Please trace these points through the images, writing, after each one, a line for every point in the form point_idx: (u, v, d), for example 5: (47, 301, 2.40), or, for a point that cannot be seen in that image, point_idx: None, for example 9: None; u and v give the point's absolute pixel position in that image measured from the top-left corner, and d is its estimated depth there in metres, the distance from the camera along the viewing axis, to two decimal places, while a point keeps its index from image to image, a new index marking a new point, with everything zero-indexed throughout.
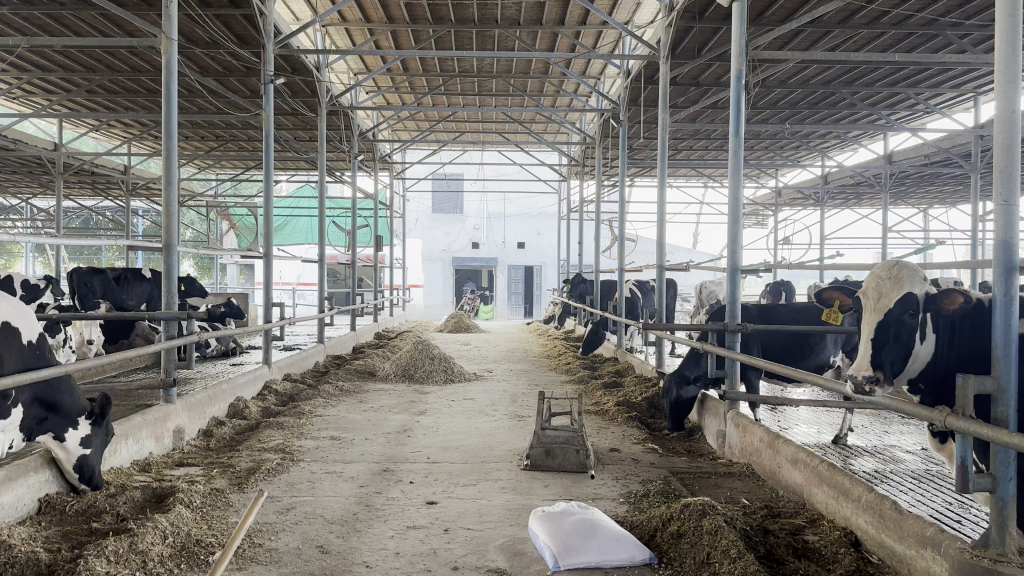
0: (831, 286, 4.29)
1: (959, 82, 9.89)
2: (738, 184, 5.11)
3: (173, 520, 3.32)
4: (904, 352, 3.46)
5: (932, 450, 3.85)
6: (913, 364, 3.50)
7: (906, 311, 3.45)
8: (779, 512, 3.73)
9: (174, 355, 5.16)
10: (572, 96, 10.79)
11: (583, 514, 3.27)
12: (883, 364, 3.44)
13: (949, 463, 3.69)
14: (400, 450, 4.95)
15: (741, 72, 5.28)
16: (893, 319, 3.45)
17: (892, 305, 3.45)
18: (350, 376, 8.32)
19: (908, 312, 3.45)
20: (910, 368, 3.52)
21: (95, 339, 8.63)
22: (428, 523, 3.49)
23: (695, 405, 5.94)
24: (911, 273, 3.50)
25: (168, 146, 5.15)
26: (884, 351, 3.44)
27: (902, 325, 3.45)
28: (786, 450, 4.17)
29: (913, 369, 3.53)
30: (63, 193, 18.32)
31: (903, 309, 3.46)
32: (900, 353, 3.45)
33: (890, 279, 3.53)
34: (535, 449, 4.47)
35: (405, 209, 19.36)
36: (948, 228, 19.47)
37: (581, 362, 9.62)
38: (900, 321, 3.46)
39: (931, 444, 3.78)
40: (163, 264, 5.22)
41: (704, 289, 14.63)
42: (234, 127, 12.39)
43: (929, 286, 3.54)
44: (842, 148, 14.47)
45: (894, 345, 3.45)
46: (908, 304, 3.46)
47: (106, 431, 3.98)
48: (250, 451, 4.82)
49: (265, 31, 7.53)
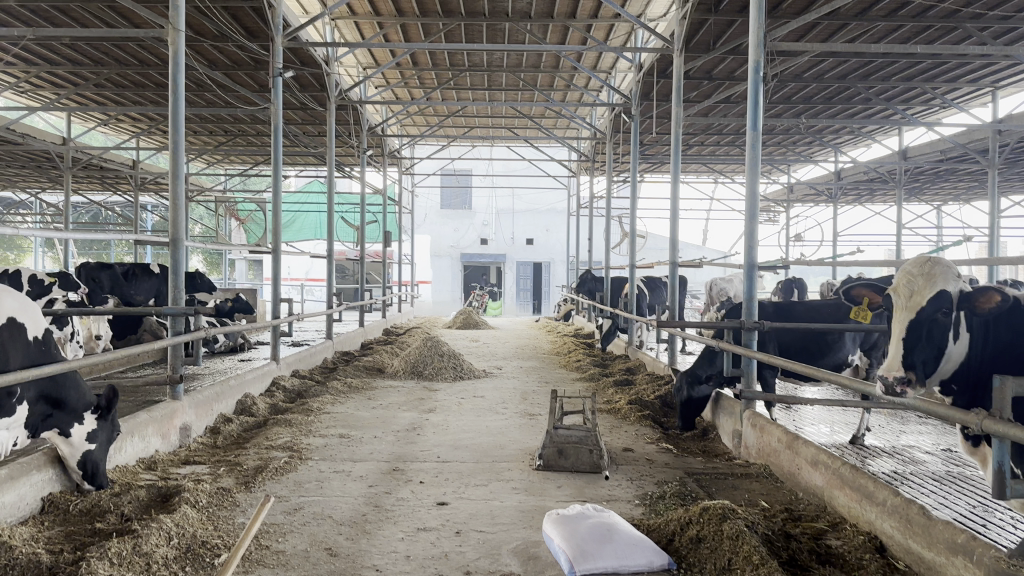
0: (858, 283, 4.13)
1: (978, 77, 9.71)
2: (755, 180, 4.99)
3: (179, 520, 3.25)
4: (936, 352, 3.35)
5: (960, 452, 3.74)
6: (945, 365, 3.40)
7: (940, 309, 3.32)
8: (800, 515, 3.61)
9: (182, 350, 5.09)
10: (583, 90, 10.66)
11: (598, 517, 3.15)
12: (914, 365, 3.30)
13: (980, 467, 3.58)
14: (410, 448, 4.86)
15: (760, 64, 5.15)
16: (926, 318, 3.32)
17: (926, 303, 3.31)
18: (358, 372, 8.26)
19: (942, 310, 3.32)
20: (943, 369, 3.42)
21: (103, 334, 8.59)
22: (439, 525, 3.40)
23: (709, 404, 5.81)
24: (945, 270, 3.36)
25: (175, 139, 5.06)
26: (916, 351, 3.31)
27: (934, 325, 3.33)
28: (806, 451, 4.06)
29: (946, 369, 3.43)
30: (72, 188, 18.34)
31: (937, 308, 3.33)
32: (932, 354, 3.34)
33: (922, 275, 3.38)
34: (548, 448, 4.37)
35: (413, 205, 19.29)
36: (963, 225, 19.24)
37: (591, 360, 9.50)
38: (933, 320, 3.33)
39: (961, 448, 3.68)
40: (170, 259, 5.13)
41: (715, 286, 14.50)
42: (242, 122, 12.34)
43: (963, 283, 3.41)
44: (856, 144, 14.31)
45: (926, 345, 3.33)
46: (944, 301, 3.33)
47: (112, 427, 3.90)
48: (258, 449, 4.75)
49: (274, 24, 7.47)
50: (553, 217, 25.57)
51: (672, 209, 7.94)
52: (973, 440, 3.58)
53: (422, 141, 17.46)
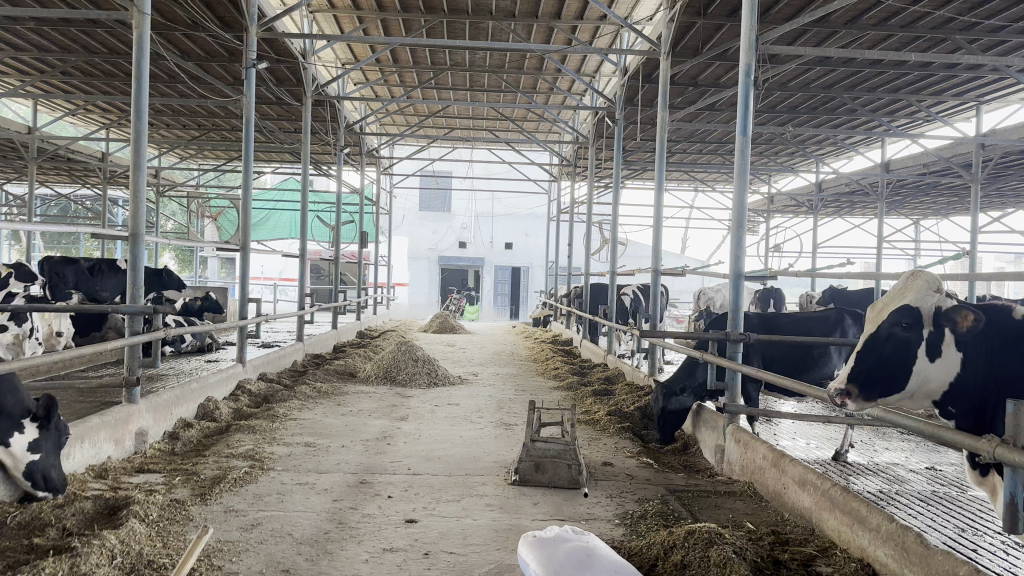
0: None
1: (962, 90, 9.78)
2: (744, 190, 4.84)
3: (124, 537, 2.94)
4: (893, 369, 3.39)
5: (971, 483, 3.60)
6: (913, 384, 3.40)
7: (898, 324, 3.38)
8: (787, 539, 3.46)
9: (140, 352, 4.76)
10: (567, 94, 10.56)
11: (579, 541, 2.86)
12: (858, 379, 3.40)
13: (991, 498, 3.45)
14: (380, 459, 4.61)
15: (750, 69, 5.01)
16: (877, 334, 3.41)
17: (883, 318, 3.40)
18: (329, 376, 7.97)
19: (900, 325, 3.37)
20: (923, 388, 3.42)
21: (65, 330, 8.16)
22: (407, 545, 3.17)
23: (690, 416, 5.64)
24: (918, 287, 3.38)
25: (138, 127, 4.76)
26: (873, 368, 3.39)
27: (888, 340, 3.38)
28: (792, 470, 3.91)
29: (929, 388, 3.42)
30: (38, 179, 17.73)
31: (894, 322, 3.39)
32: (889, 372, 3.40)
33: (896, 290, 3.46)
34: (525, 462, 4.17)
35: (391, 205, 19.02)
36: (939, 240, 19.49)
37: (569, 367, 9.31)
38: (891, 335, 3.38)
39: (971, 476, 3.54)
40: (128, 255, 4.83)
41: (703, 294, 14.34)
42: (217, 116, 12.00)
43: (947, 300, 3.36)
44: (838, 155, 14.36)
45: (884, 360, 3.38)
46: (903, 313, 3.38)
47: (57, 434, 3.52)
48: (217, 458, 4.46)
49: (248, 14, 7.18)
50: (532, 221, 25.48)
51: (655, 215, 7.71)
52: (982, 468, 3.44)
53: (403, 141, 17.23)
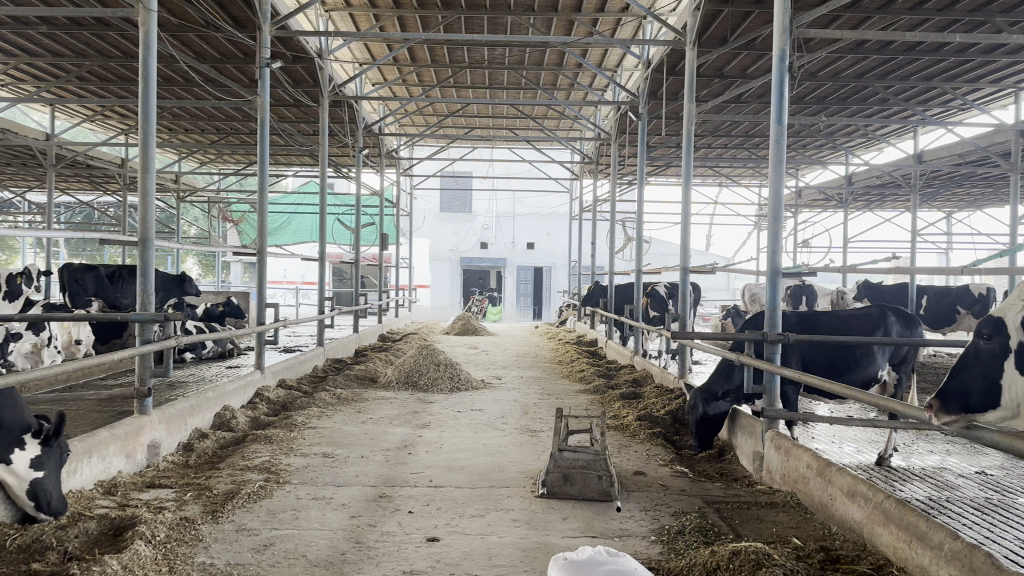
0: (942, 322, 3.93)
1: (999, 76, 9.37)
2: (780, 183, 4.55)
3: (127, 562, 2.77)
4: (980, 385, 3.29)
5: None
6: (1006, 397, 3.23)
7: (982, 336, 3.36)
8: (838, 555, 3.19)
9: (151, 360, 4.60)
10: (589, 88, 10.34)
11: (615, 564, 2.57)
12: (943, 393, 3.34)
13: None
14: (400, 470, 4.41)
15: (785, 54, 4.71)
16: (965, 352, 3.42)
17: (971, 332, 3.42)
18: (350, 381, 7.82)
19: (980, 335, 3.37)
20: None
21: (84, 338, 8.14)
22: (429, 567, 2.96)
23: (726, 422, 5.36)
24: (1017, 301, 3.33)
25: (145, 128, 4.62)
26: (967, 382, 3.32)
27: (973, 353, 3.36)
28: (839, 479, 3.63)
29: None
30: (60, 186, 17.88)
31: (978, 334, 3.39)
32: (975, 389, 3.30)
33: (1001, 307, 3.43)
34: (552, 474, 3.93)
35: (411, 207, 18.86)
36: (975, 232, 18.88)
37: (595, 369, 9.04)
38: (978, 350, 3.35)
39: None
40: (140, 259, 4.68)
41: (748, 291, 13.73)
42: (234, 118, 11.95)
43: None
44: (869, 146, 13.93)
45: (975, 371, 3.32)
46: (985, 324, 3.37)
47: (59, 452, 3.35)
48: (231, 471, 4.29)
49: (260, 13, 7.05)
50: (554, 221, 25.28)
51: (683, 211, 7.42)
52: None
53: (421, 143, 17.10)
